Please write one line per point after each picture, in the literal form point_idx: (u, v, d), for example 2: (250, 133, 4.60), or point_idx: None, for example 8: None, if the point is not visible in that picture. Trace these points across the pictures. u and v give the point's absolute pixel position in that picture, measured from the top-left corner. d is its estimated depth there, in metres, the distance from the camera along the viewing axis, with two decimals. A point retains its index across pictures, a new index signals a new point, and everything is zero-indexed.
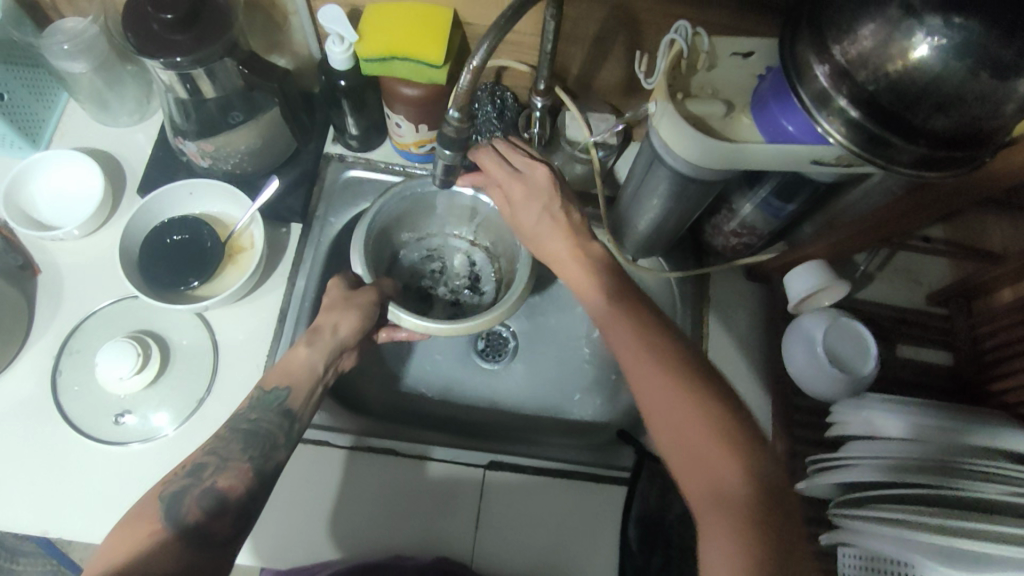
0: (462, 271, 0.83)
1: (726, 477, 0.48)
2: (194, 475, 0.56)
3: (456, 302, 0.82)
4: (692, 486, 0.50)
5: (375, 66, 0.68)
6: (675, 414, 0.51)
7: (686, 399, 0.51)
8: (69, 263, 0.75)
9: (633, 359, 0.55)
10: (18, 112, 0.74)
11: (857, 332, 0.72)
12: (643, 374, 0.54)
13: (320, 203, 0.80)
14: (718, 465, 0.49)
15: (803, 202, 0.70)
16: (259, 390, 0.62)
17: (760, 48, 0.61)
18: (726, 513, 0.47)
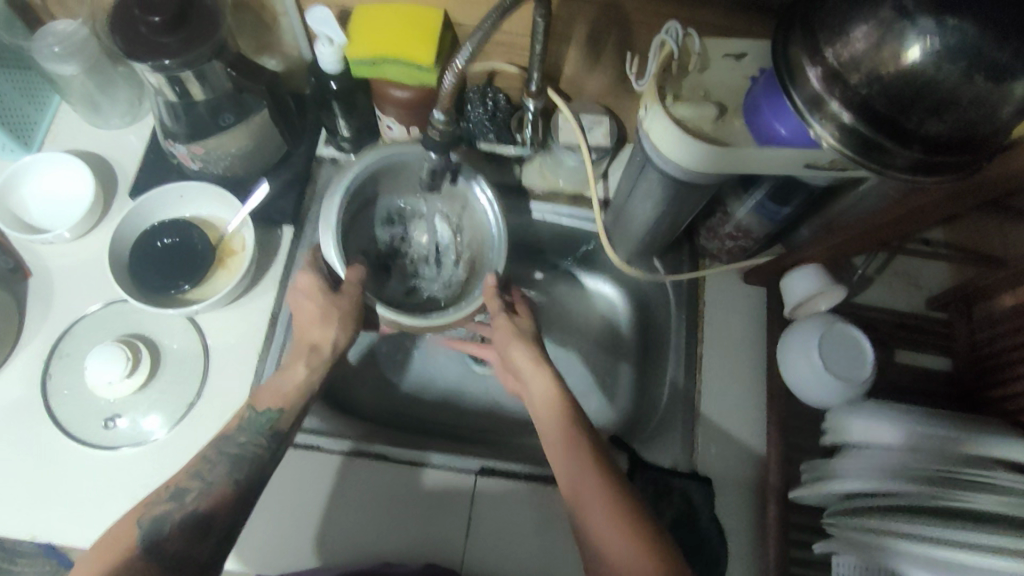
0: (423, 243, 0.81)
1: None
2: (176, 501, 0.58)
3: (415, 277, 0.82)
4: None
5: (365, 67, 0.68)
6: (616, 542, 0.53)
7: (625, 528, 0.54)
8: (61, 266, 0.75)
9: (585, 496, 0.57)
10: (10, 114, 0.74)
11: (851, 336, 0.70)
12: (594, 515, 0.56)
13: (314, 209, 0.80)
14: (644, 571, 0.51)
15: (799, 204, 0.69)
16: (249, 411, 0.63)
17: (753, 49, 0.60)
18: None
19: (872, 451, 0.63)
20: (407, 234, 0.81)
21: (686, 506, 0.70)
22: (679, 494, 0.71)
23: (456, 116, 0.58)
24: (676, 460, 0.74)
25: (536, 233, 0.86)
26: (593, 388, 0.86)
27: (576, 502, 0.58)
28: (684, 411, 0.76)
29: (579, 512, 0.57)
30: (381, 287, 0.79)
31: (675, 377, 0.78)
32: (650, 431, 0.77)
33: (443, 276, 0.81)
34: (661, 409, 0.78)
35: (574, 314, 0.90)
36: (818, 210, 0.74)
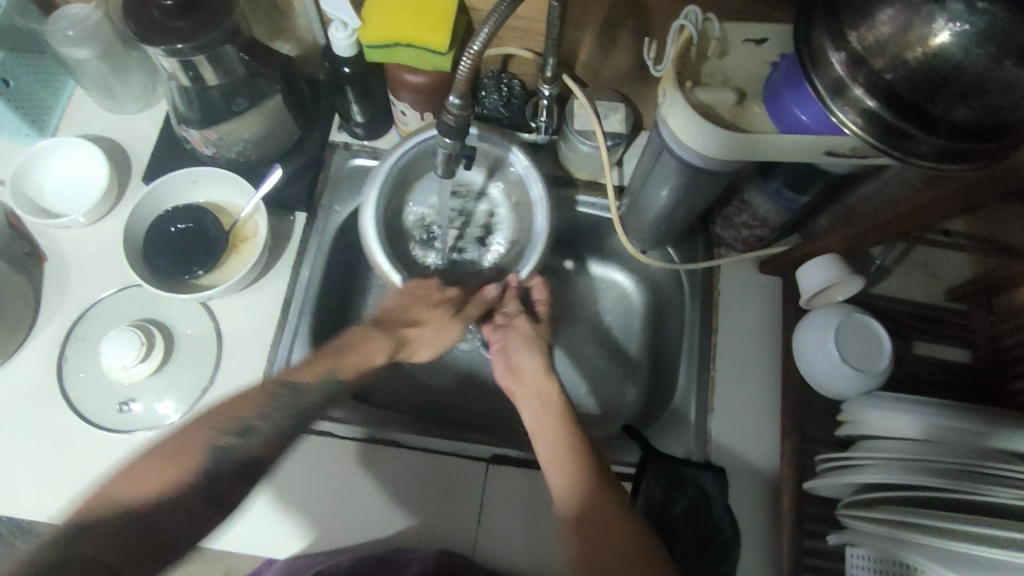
0: (481, 217, 0.83)
1: None
2: (242, 436, 0.54)
3: (460, 250, 0.83)
4: None
5: (379, 52, 0.67)
6: (622, 552, 0.56)
7: (632, 541, 0.57)
8: (75, 250, 0.75)
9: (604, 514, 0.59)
10: (24, 98, 0.74)
11: (870, 327, 0.69)
12: (614, 531, 0.57)
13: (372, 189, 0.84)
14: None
15: (818, 193, 0.68)
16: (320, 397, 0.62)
17: (774, 34, 0.58)
18: None
19: (887, 442, 0.62)
20: (467, 206, 0.83)
21: (699, 497, 0.70)
22: (692, 484, 0.71)
23: (472, 102, 0.58)
24: (689, 451, 0.74)
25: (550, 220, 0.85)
26: (607, 376, 0.85)
27: (590, 514, 0.59)
28: (697, 400, 0.75)
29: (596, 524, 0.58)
30: (415, 249, 0.82)
31: (689, 367, 0.77)
32: (663, 420, 0.77)
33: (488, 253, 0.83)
34: (674, 398, 0.78)
35: (587, 302, 0.89)
36: (837, 199, 0.74)
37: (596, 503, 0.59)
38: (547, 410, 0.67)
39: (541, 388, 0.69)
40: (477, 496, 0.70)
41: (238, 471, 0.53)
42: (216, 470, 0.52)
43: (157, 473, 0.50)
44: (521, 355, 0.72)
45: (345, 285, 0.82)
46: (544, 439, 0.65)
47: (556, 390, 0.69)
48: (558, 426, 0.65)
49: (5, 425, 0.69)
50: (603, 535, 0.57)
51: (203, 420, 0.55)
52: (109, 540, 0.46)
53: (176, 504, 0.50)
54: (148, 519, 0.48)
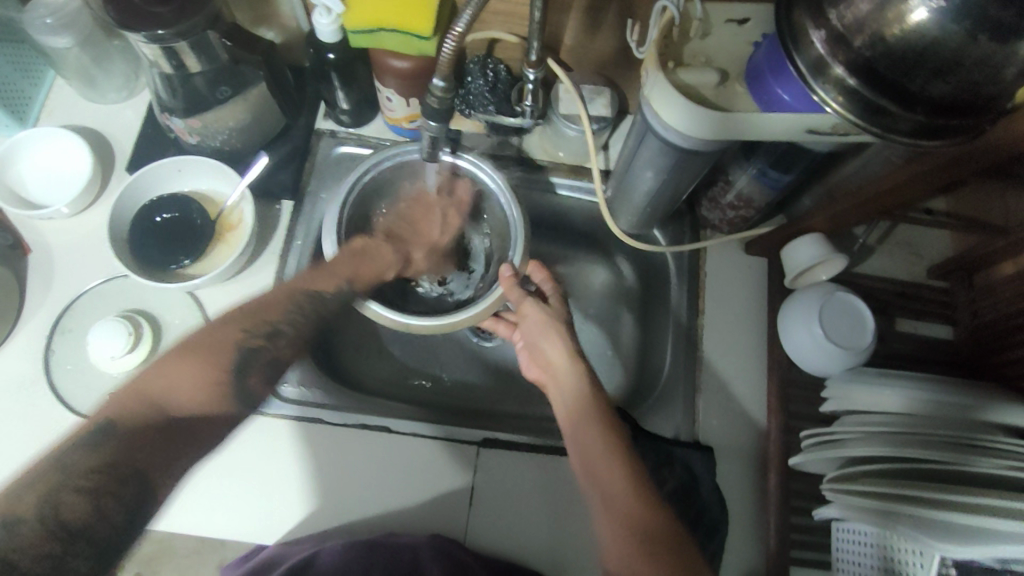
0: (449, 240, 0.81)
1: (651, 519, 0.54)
2: (268, 338, 0.58)
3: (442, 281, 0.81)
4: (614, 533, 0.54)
5: (362, 36, 0.67)
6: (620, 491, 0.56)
7: (630, 482, 0.56)
8: (60, 242, 0.75)
9: (605, 459, 0.58)
10: (4, 88, 0.73)
11: (854, 306, 0.70)
12: (613, 475, 0.57)
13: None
14: (643, 513, 0.54)
15: (802, 172, 0.69)
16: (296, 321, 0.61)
17: (756, 13, 0.59)
18: (649, 542, 0.52)
19: (871, 416, 0.63)
20: None
21: (687, 476, 0.71)
22: (680, 463, 0.72)
23: (456, 84, 0.58)
24: (678, 431, 0.74)
25: (537, 208, 0.86)
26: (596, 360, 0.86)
27: (595, 462, 0.58)
28: (685, 382, 0.76)
29: (597, 470, 0.58)
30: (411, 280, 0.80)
31: (677, 349, 0.78)
32: (652, 401, 0.78)
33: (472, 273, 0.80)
34: (663, 379, 0.78)
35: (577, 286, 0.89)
36: (819, 178, 0.75)
37: (620, 504, 0.55)
38: (576, 399, 0.63)
39: (569, 380, 0.65)
40: (467, 484, 0.71)
41: (266, 371, 0.57)
42: (244, 371, 0.55)
43: (183, 375, 0.52)
44: (548, 343, 0.68)
45: None
46: (576, 434, 0.61)
47: (583, 379, 0.64)
48: (586, 419, 0.61)
49: None
50: (605, 479, 0.57)
51: (236, 314, 0.58)
52: (150, 438, 0.48)
53: (210, 411, 0.52)
54: (181, 423, 0.50)
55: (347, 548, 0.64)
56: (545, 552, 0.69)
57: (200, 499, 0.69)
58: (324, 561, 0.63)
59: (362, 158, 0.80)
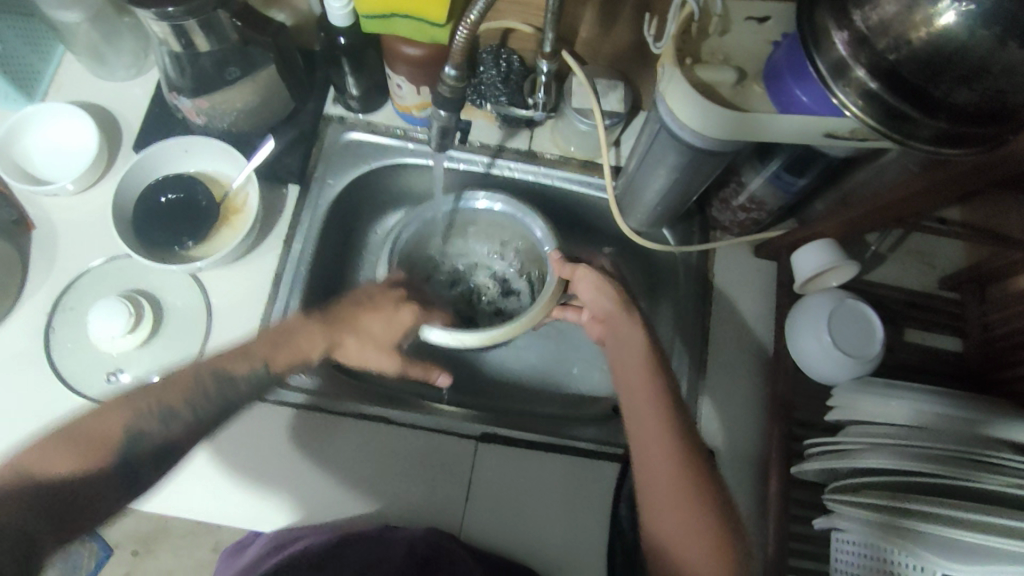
0: (489, 283, 0.87)
1: (695, 521, 0.56)
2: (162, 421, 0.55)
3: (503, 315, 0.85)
4: (660, 525, 0.57)
5: (374, 21, 0.65)
6: (670, 486, 0.57)
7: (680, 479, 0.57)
8: (62, 219, 0.74)
9: (652, 443, 0.59)
10: (11, 62, 0.73)
11: (862, 313, 0.70)
12: (658, 462, 0.58)
13: (386, 188, 0.83)
14: (687, 514, 0.56)
15: (816, 176, 0.68)
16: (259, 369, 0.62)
17: (777, 12, 0.57)
18: (696, 543, 0.55)
19: (875, 427, 0.62)
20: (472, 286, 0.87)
21: None
22: None
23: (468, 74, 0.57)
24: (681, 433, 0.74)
25: (545, 201, 0.85)
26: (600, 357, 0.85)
27: (639, 443, 0.60)
28: (688, 385, 0.75)
29: (641, 454, 0.60)
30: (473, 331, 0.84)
31: (682, 349, 0.77)
32: None
33: (522, 295, 0.85)
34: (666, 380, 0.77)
35: None
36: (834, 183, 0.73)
37: (668, 498, 0.57)
38: (652, 438, 0.59)
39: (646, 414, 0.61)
40: (465, 480, 0.70)
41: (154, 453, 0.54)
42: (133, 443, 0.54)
43: (52, 453, 0.51)
44: (634, 364, 0.63)
45: (335, 259, 0.81)
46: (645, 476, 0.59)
47: (665, 415, 0.60)
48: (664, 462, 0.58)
49: None
50: (652, 466, 0.58)
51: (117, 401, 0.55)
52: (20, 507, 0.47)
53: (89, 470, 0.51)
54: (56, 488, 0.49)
55: (340, 541, 0.64)
56: (539, 549, 0.68)
57: (191, 482, 0.68)
58: (316, 554, 0.62)
59: (370, 145, 0.79)
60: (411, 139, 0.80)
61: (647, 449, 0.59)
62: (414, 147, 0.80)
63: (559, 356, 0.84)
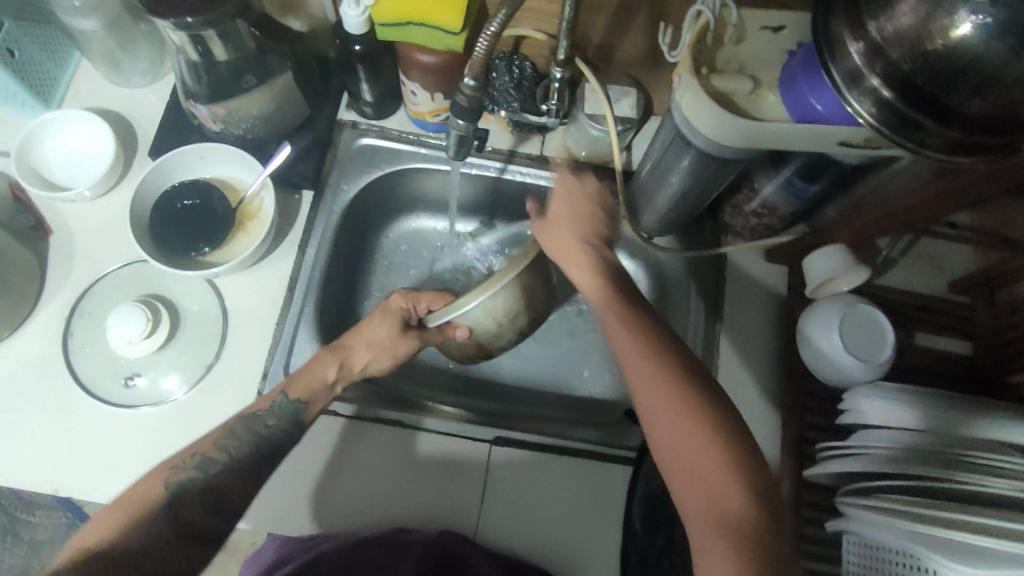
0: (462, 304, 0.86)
1: (684, 412, 0.50)
2: (200, 471, 0.58)
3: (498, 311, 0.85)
4: (658, 433, 0.51)
5: (389, 30, 0.66)
6: (653, 386, 0.52)
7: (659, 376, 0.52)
8: (80, 224, 0.75)
9: (628, 355, 0.55)
10: (29, 69, 0.73)
11: (871, 317, 0.70)
12: (640, 372, 0.53)
13: (398, 193, 0.84)
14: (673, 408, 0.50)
15: (828, 182, 0.68)
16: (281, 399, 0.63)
17: (791, 22, 0.57)
18: (694, 433, 0.49)
19: (885, 432, 0.63)
20: None
21: None
22: None
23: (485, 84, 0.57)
24: None
25: None
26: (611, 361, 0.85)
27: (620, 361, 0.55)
28: None
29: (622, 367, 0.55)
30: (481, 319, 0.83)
31: None
32: None
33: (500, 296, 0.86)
34: None
35: None
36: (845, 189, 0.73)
37: (654, 400, 0.51)
38: (629, 354, 0.54)
39: (691, 446, 0.49)
40: (480, 476, 0.71)
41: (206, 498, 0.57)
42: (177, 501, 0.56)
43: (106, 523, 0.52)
44: (630, 351, 0.54)
45: (349, 264, 0.82)
46: (692, 516, 0.48)
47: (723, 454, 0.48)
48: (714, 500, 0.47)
49: (11, 397, 0.69)
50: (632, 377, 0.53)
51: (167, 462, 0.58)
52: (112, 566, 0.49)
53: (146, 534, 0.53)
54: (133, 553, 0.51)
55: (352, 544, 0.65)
56: (554, 553, 0.69)
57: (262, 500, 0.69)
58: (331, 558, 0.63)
59: (383, 150, 0.80)
60: (425, 145, 0.80)
61: (698, 485, 0.48)
62: (428, 152, 0.80)
63: (570, 359, 0.84)
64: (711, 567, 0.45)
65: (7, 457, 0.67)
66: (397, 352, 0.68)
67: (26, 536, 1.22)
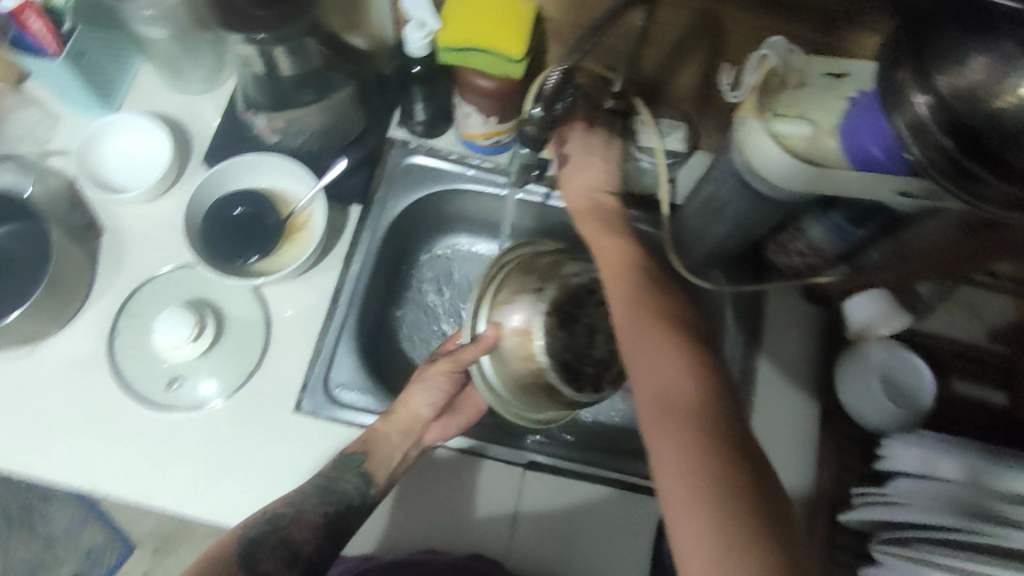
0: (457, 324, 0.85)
1: (661, 339, 0.58)
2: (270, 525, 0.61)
3: None
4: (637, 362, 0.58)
5: (451, 54, 0.67)
6: (639, 322, 0.60)
7: (645, 315, 0.60)
8: (132, 225, 0.76)
9: (621, 302, 0.63)
10: (95, 72, 0.75)
11: (912, 362, 0.72)
12: (630, 311, 0.61)
13: (444, 212, 0.85)
14: (655, 337, 0.58)
15: (875, 229, 0.68)
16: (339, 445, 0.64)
17: (854, 71, 0.58)
18: (669, 350, 0.57)
19: (924, 482, 0.63)
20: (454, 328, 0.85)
21: None
22: None
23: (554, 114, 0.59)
24: None
25: None
26: None
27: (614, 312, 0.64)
28: None
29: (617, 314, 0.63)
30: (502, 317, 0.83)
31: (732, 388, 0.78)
32: None
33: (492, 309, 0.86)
34: None
35: None
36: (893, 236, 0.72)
37: (640, 331, 0.59)
38: (625, 299, 0.63)
39: (659, 361, 0.56)
40: (509, 511, 0.71)
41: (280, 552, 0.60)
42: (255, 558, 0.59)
43: None
44: (623, 299, 0.63)
45: (390, 279, 0.83)
46: (654, 429, 0.53)
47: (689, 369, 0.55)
48: (675, 410, 0.52)
49: (56, 393, 0.70)
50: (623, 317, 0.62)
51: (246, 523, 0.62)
52: None
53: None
54: None
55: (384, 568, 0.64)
56: None
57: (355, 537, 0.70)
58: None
59: (432, 169, 0.81)
60: (472, 166, 0.81)
61: (665, 400, 0.54)
62: (474, 173, 0.81)
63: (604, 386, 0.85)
64: (662, 458, 0.50)
65: (49, 453, 0.68)
66: (436, 390, 0.69)
67: (41, 528, 1.22)
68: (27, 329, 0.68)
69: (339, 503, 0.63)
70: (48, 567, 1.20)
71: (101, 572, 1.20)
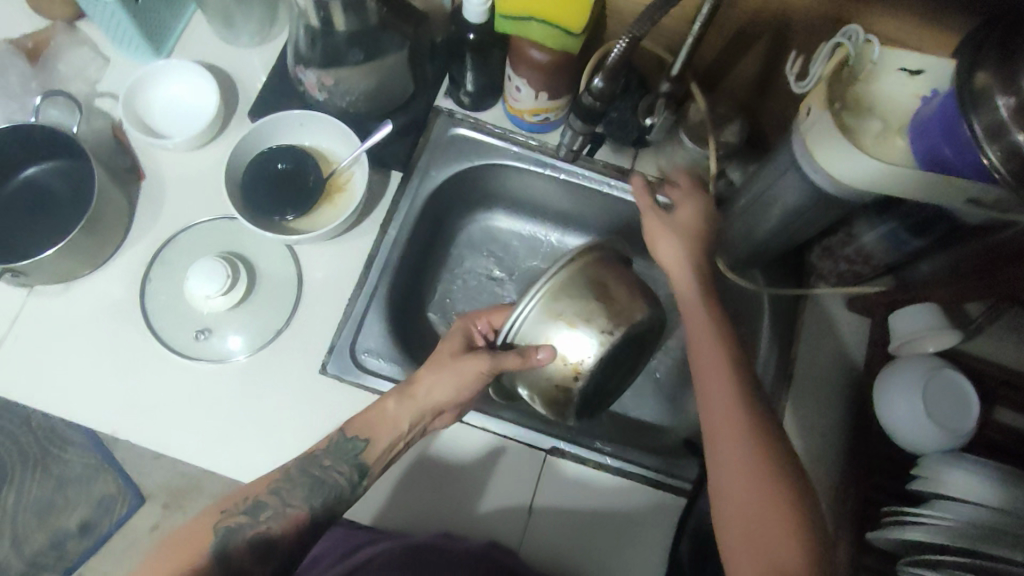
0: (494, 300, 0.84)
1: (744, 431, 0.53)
2: (250, 516, 0.58)
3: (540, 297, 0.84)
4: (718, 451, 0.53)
5: (508, 24, 0.65)
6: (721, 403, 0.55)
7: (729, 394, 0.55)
8: (172, 173, 0.75)
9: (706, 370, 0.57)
10: (149, 16, 0.75)
11: (959, 386, 0.68)
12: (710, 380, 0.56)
13: (484, 188, 0.84)
14: (738, 427, 0.53)
15: (932, 238, 0.66)
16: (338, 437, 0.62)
17: (933, 66, 0.54)
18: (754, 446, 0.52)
19: (961, 506, 0.60)
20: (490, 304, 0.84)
21: None
22: None
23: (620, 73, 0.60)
24: None
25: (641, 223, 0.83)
26: (673, 388, 0.83)
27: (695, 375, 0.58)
28: None
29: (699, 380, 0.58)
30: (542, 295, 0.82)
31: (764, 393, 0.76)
32: None
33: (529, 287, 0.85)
34: None
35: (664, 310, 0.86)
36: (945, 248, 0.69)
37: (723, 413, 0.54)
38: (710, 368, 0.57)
39: (742, 464, 0.52)
40: (525, 504, 0.69)
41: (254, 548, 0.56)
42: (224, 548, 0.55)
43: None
44: (711, 364, 0.57)
45: (424, 250, 0.81)
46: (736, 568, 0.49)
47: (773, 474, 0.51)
48: (756, 525, 0.49)
49: (85, 333, 0.70)
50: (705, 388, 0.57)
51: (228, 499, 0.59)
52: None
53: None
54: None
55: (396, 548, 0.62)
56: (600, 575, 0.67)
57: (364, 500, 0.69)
58: (376, 561, 0.61)
59: (477, 142, 0.79)
60: (515, 142, 0.79)
61: (743, 510, 0.50)
62: (517, 150, 0.79)
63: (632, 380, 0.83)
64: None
65: (75, 391, 0.68)
66: (461, 384, 0.62)
67: (56, 471, 1.23)
68: (62, 267, 0.67)
69: (327, 496, 0.60)
70: (59, 509, 1.22)
71: (111, 520, 1.21)
